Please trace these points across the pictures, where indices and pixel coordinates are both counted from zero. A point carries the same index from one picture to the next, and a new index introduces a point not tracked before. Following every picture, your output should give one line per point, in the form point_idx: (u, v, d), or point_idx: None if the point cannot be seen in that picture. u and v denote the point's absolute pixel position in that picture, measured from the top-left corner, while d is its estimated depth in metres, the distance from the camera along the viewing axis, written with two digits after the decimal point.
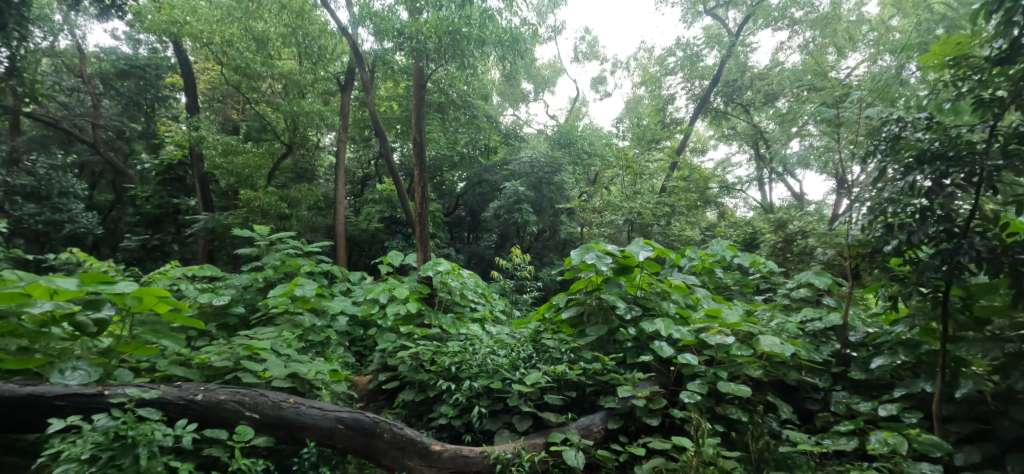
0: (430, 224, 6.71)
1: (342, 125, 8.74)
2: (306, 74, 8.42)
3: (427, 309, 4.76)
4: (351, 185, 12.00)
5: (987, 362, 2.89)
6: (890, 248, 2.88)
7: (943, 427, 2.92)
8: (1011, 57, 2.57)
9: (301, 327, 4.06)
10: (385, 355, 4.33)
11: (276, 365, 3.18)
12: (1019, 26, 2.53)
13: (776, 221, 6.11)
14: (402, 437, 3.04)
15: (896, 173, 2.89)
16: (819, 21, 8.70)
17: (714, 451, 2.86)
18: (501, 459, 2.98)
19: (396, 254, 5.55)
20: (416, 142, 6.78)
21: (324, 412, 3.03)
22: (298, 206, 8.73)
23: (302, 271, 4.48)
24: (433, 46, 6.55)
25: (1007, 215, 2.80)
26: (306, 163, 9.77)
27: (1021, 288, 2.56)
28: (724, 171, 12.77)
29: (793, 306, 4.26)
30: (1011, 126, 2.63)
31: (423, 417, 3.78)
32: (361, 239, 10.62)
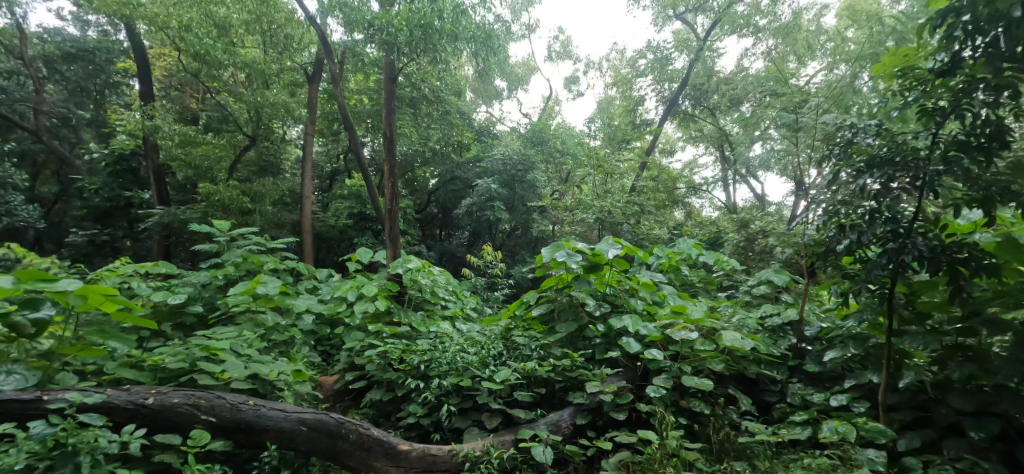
0: (399, 223, 6.65)
1: (308, 118, 8.56)
2: (272, 63, 8.27)
3: (397, 308, 4.74)
4: (319, 180, 11.79)
5: (926, 353, 3.03)
6: (842, 248, 3.00)
7: (888, 415, 3.06)
8: (952, 70, 2.68)
9: (263, 326, 3.97)
10: (352, 354, 4.28)
11: (235, 366, 3.10)
12: (961, 39, 2.64)
13: (738, 221, 6.29)
14: (368, 438, 3.02)
15: (849, 176, 3.01)
16: (781, 30, 8.98)
17: (677, 443, 2.93)
18: (469, 457, 2.99)
19: (364, 252, 5.50)
20: (387, 138, 6.66)
21: (286, 415, 2.97)
22: (263, 202, 8.56)
23: (265, 268, 4.40)
24: (404, 39, 6.46)
25: (946, 217, 2.94)
26: (271, 157, 9.55)
27: (957, 286, 2.69)
28: (691, 172, 13.02)
29: (753, 303, 4.40)
30: (952, 134, 2.74)
31: (390, 417, 3.75)
32: (328, 236, 10.47)
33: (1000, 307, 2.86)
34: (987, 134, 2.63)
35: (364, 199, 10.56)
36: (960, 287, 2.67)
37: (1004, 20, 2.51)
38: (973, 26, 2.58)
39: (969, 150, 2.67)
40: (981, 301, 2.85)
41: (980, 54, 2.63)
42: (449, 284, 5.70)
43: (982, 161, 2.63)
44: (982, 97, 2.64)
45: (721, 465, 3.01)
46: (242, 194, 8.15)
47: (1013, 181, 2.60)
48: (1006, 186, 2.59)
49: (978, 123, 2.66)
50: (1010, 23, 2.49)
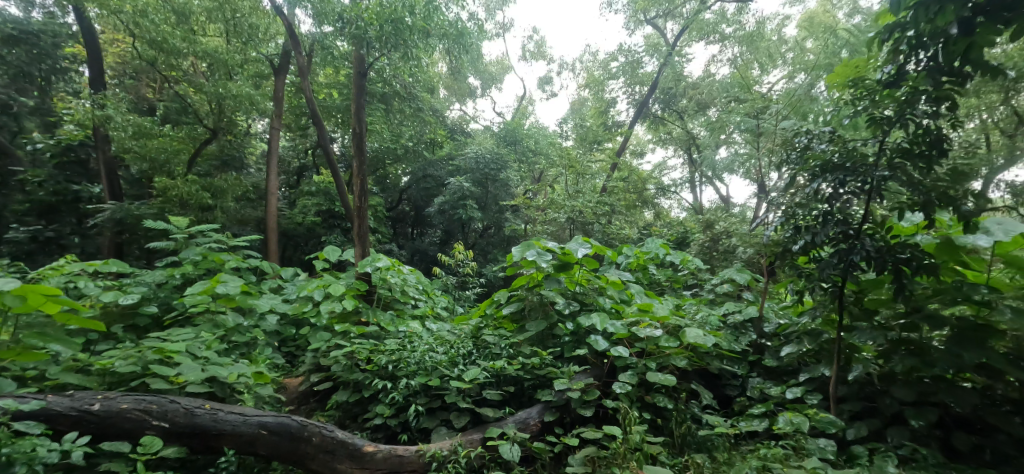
0: (368, 220, 6.55)
1: (274, 111, 8.37)
2: (235, 54, 8.07)
3: (365, 307, 4.66)
4: (286, 176, 11.52)
5: (875, 348, 3.15)
6: (797, 248, 3.09)
7: (838, 406, 3.18)
8: (897, 81, 2.78)
9: (223, 327, 3.85)
10: (317, 354, 4.19)
11: (190, 369, 2.99)
12: (906, 53, 2.74)
13: (704, 222, 6.40)
14: (331, 440, 2.93)
15: (805, 179, 3.10)
16: (745, 38, 9.19)
17: (641, 437, 2.97)
18: (436, 457, 2.94)
19: (333, 250, 5.38)
20: (356, 134, 6.55)
21: (245, 418, 2.88)
22: (225, 197, 8.32)
23: (225, 267, 4.28)
24: (374, 34, 6.37)
25: (893, 220, 3.06)
26: (233, 151, 9.30)
27: (901, 284, 2.80)
28: (660, 173, 13.20)
29: (717, 300, 4.49)
30: (897, 142, 2.85)
31: (357, 418, 3.67)
32: (295, 233, 10.23)
33: (940, 303, 3.01)
34: (927, 142, 2.73)
35: (333, 196, 10.38)
36: (903, 285, 2.79)
37: (943, 36, 2.62)
38: (917, 40, 2.68)
39: (913, 158, 2.77)
40: (923, 298, 2.98)
41: (923, 67, 2.73)
42: (420, 283, 5.64)
43: (923, 168, 2.74)
44: (925, 108, 2.72)
45: (683, 458, 3.07)
46: (201, 190, 7.93)
47: (951, 186, 2.67)
48: (944, 192, 2.66)
49: (921, 132, 2.77)
50: (948, 40, 2.60)
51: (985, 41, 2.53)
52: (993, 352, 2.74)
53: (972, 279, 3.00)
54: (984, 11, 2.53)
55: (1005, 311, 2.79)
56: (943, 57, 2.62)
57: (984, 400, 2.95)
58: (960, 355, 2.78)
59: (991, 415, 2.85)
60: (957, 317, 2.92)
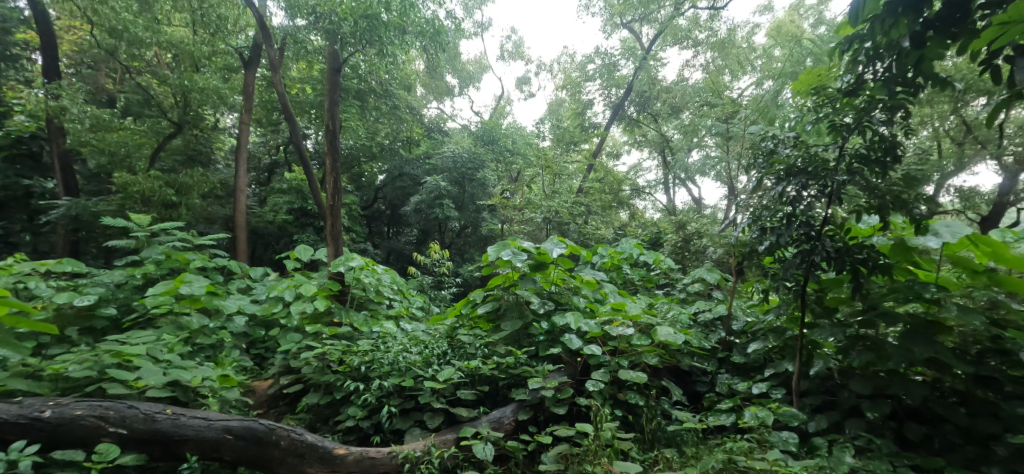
0: (341, 219, 6.46)
1: (245, 106, 8.14)
2: (202, 45, 8.00)
3: (337, 307, 4.58)
4: (255, 173, 11.29)
5: (835, 343, 3.23)
6: (763, 248, 3.14)
7: (801, 399, 3.26)
8: (857, 90, 2.88)
9: (187, 329, 3.76)
10: (286, 357, 4.12)
11: (151, 373, 2.91)
12: (864, 64, 2.82)
13: (677, 222, 6.49)
14: (300, 444, 2.87)
15: (771, 182, 3.14)
16: (717, 45, 9.38)
17: (611, 433, 2.99)
18: (409, 458, 2.92)
19: (304, 249, 5.27)
20: (329, 131, 6.45)
21: (209, 423, 2.79)
22: (191, 194, 8.09)
23: (190, 267, 4.23)
24: (348, 29, 6.26)
25: (850, 222, 3.11)
26: (200, 146, 9.03)
27: (859, 284, 2.88)
28: (635, 175, 13.34)
29: (687, 300, 4.56)
30: (855, 147, 2.92)
31: (328, 421, 3.60)
32: (265, 231, 10.03)
33: (894, 301, 3.07)
34: (882, 149, 2.84)
35: (306, 194, 10.18)
36: (860, 284, 2.86)
37: (897, 49, 2.68)
38: (874, 51, 2.76)
39: (869, 163, 2.87)
40: (878, 296, 3.04)
41: (880, 77, 2.80)
42: (395, 283, 5.58)
43: (879, 173, 2.83)
44: (880, 116, 2.82)
45: (652, 453, 3.10)
46: (165, 185, 7.73)
47: (904, 190, 2.75)
48: (898, 195, 2.75)
49: (877, 140, 2.87)
50: (901, 52, 2.65)
51: (936, 54, 2.56)
52: (941, 347, 2.82)
53: (923, 279, 3.07)
54: (933, 26, 2.57)
55: (952, 307, 2.86)
56: (897, 67, 2.69)
57: (933, 393, 3.04)
58: (911, 350, 2.85)
59: (939, 406, 2.95)
60: (909, 314, 2.99)
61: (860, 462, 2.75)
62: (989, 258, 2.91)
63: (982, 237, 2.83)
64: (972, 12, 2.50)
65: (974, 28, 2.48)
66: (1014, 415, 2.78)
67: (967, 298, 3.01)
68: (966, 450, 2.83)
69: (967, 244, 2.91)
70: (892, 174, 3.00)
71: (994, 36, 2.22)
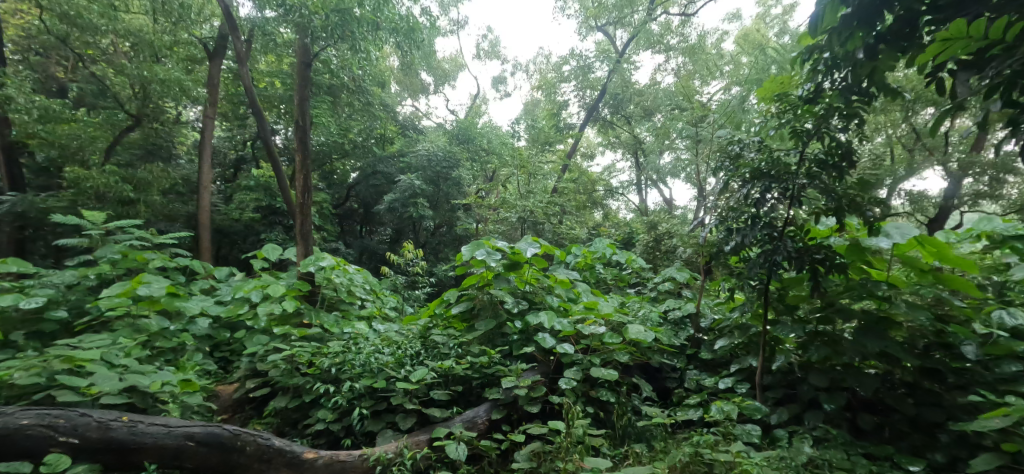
0: (311, 217, 6.51)
1: (208, 99, 8.22)
2: (163, 35, 8.06)
3: (306, 308, 4.70)
4: (221, 169, 11.26)
5: (795, 340, 3.49)
6: (729, 248, 3.45)
7: (763, 393, 3.52)
8: (815, 98, 3.11)
9: (145, 331, 3.90)
10: (253, 360, 4.21)
11: (105, 379, 3.05)
12: (823, 73, 2.99)
13: (648, 223, 6.80)
14: (267, 449, 3.05)
15: (738, 185, 3.44)
16: (688, 51, 9.80)
17: (583, 430, 3.20)
18: (381, 460, 3.09)
19: (272, 249, 5.37)
20: (297, 126, 6.50)
21: (170, 430, 2.95)
22: (150, 191, 8.13)
23: (149, 266, 4.40)
24: (319, 23, 6.42)
25: (811, 224, 3.39)
26: (161, 139, 8.89)
27: (816, 283, 3.17)
28: (608, 176, 13.69)
29: (658, 298, 4.87)
30: (815, 153, 3.21)
31: (296, 425, 3.77)
32: (232, 230, 10.04)
33: (849, 299, 3.34)
34: (840, 154, 3.12)
35: (273, 192, 10.20)
36: (817, 282, 3.16)
37: (854, 59, 2.77)
38: (832, 62, 2.91)
39: (827, 167, 3.15)
40: (834, 294, 3.30)
41: (837, 86, 3.01)
42: (370, 283, 5.74)
43: (836, 177, 3.12)
44: (838, 124, 3.10)
45: (622, 449, 3.36)
46: (121, 181, 7.68)
47: (859, 194, 3.06)
48: (853, 199, 3.06)
49: (835, 146, 3.15)
50: (856, 64, 2.76)
51: (887, 66, 2.70)
52: (891, 341, 3.08)
53: (876, 277, 3.31)
54: (885, 40, 2.66)
55: (900, 304, 3.12)
56: (854, 79, 2.81)
57: (884, 384, 3.30)
58: (864, 344, 3.11)
59: (889, 397, 3.19)
60: (863, 310, 3.24)
61: (817, 453, 2.93)
62: (935, 258, 3.12)
63: (929, 239, 3.03)
64: (921, 26, 2.58)
65: (923, 42, 2.59)
66: (954, 404, 3.03)
67: (914, 295, 3.25)
68: (911, 438, 3.07)
69: (915, 245, 3.12)
70: (849, 178, 3.30)
71: (936, 52, 2.30)
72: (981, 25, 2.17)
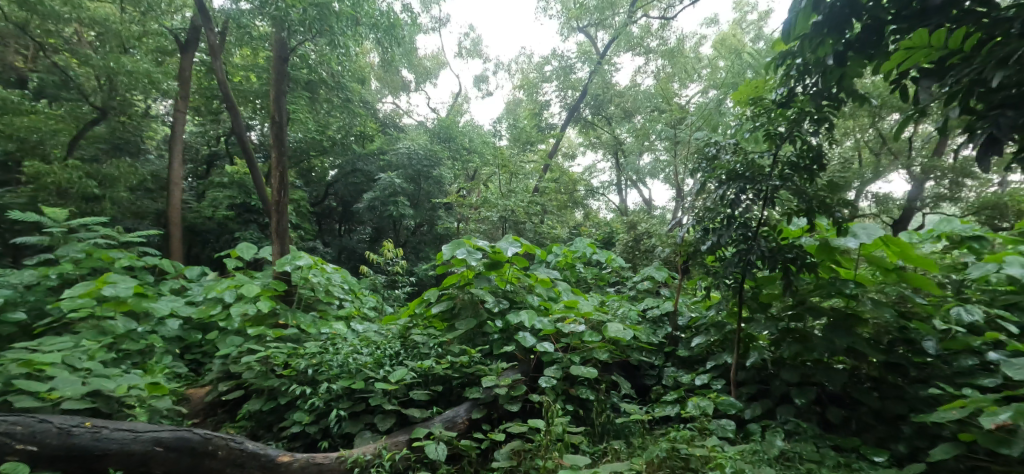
0: (287, 215, 6.44)
1: (179, 93, 8.09)
2: (131, 25, 7.83)
3: (282, 309, 4.65)
4: (193, 165, 11.06)
5: (769, 337, 3.58)
6: (706, 248, 3.53)
7: (738, 389, 3.61)
8: (788, 102, 3.20)
9: (111, 333, 3.81)
10: (226, 362, 4.15)
11: (66, 383, 3.01)
12: (796, 78, 3.10)
13: (628, 223, 6.89)
14: (240, 453, 3.02)
15: (714, 186, 3.52)
16: (667, 54, 9.96)
17: (563, 428, 3.25)
18: (359, 462, 3.09)
19: (247, 247, 5.27)
20: (274, 122, 6.45)
21: (136, 436, 2.90)
22: (117, 187, 8.09)
23: (115, 265, 4.35)
24: (297, 17, 6.31)
25: (784, 224, 3.47)
26: (127, 134, 8.81)
27: (788, 282, 3.26)
28: (589, 176, 13.81)
29: (637, 297, 4.96)
30: (788, 156, 3.30)
31: (272, 427, 3.75)
32: (204, 228, 9.88)
33: (820, 297, 3.43)
34: (811, 157, 3.21)
35: (248, 190, 10.07)
36: (789, 281, 3.25)
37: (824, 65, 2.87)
38: (804, 67, 3.00)
39: (799, 169, 3.24)
40: (806, 292, 3.40)
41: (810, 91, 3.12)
42: (349, 282, 5.73)
43: (807, 179, 3.21)
44: (810, 128, 3.19)
45: (602, 445, 3.41)
46: (85, 177, 7.56)
47: (828, 195, 3.15)
48: (823, 200, 3.15)
49: (806, 149, 3.23)
50: (827, 69, 2.86)
51: (855, 72, 2.81)
52: (859, 338, 3.18)
53: (844, 276, 3.41)
54: (854, 47, 2.73)
55: (866, 302, 3.23)
56: (823, 83, 2.95)
57: (852, 379, 3.41)
58: (833, 341, 3.21)
59: (857, 391, 3.30)
60: (832, 308, 3.34)
61: (788, 446, 3.02)
62: (898, 258, 3.22)
63: (892, 239, 3.13)
64: (886, 36, 2.66)
65: (889, 50, 2.67)
66: (916, 396, 3.14)
67: (879, 292, 3.35)
68: (877, 430, 3.18)
69: (880, 245, 3.22)
70: (820, 180, 3.40)
71: (900, 60, 2.42)
72: (941, 34, 2.28)
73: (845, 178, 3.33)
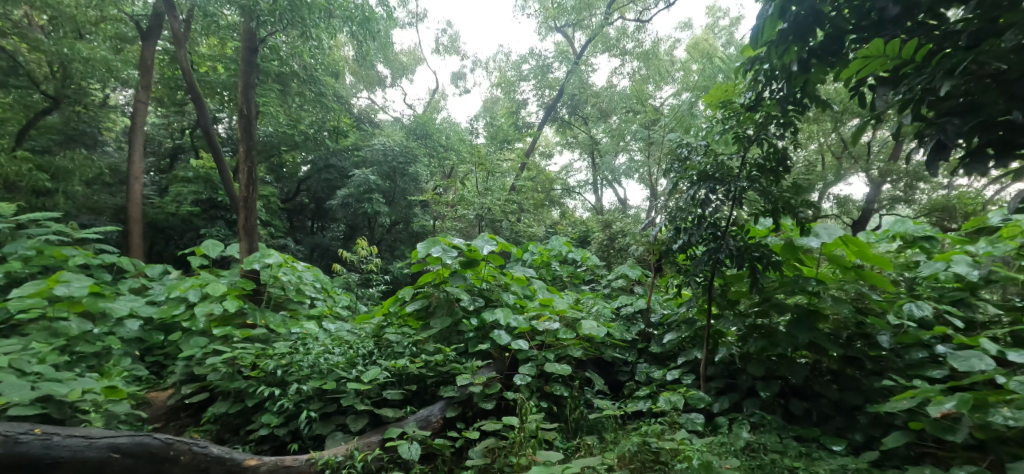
0: (256, 212, 6.34)
1: (141, 82, 7.87)
2: (88, 10, 7.57)
3: (250, 309, 4.60)
4: (156, 159, 10.78)
5: (737, 334, 3.68)
6: (677, 246, 3.63)
7: (708, 384, 3.71)
8: (756, 106, 3.30)
9: (64, 336, 3.71)
10: (189, 364, 4.09)
11: (14, 388, 2.92)
12: (763, 83, 3.19)
13: (603, 222, 6.98)
14: (205, 458, 3.00)
15: (686, 186, 3.61)
16: (642, 56, 10.11)
17: (536, 425, 3.30)
18: (330, 464, 3.09)
19: (212, 245, 5.18)
20: (242, 115, 6.33)
21: (91, 442, 2.80)
22: (71, 180, 7.96)
23: (68, 263, 4.25)
24: (266, 7, 6.16)
25: (752, 224, 3.58)
26: (83, 126, 8.54)
27: (755, 279, 3.36)
28: (566, 175, 13.92)
29: (612, 294, 5.05)
30: (755, 158, 3.40)
31: (238, 431, 3.71)
32: (168, 225, 9.65)
33: (784, 294, 3.56)
34: (776, 160, 3.32)
35: (214, 185, 9.91)
36: (756, 279, 3.36)
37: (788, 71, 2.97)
38: (770, 73, 3.10)
39: (766, 172, 3.35)
40: (771, 289, 3.52)
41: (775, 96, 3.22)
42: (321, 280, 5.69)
43: (773, 181, 3.32)
44: (776, 132, 3.30)
45: (575, 441, 3.47)
46: (37, 170, 7.39)
47: (793, 197, 3.27)
48: (787, 201, 3.27)
49: (773, 152, 3.35)
50: (791, 76, 2.96)
51: (818, 79, 2.92)
52: (821, 334, 3.30)
53: (806, 273, 3.53)
54: (816, 55, 2.85)
55: (828, 299, 3.35)
56: (788, 89, 3.04)
57: (814, 373, 3.54)
58: (796, 337, 3.33)
59: (818, 384, 3.44)
60: (796, 305, 3.47)
61: (754, 438, 3.12)
62: (857, 257, 3.34)
63: (851, 238, 3.25)
64: (847, 44, 2.77)
65: (849, 58, 2.79)
66: (871, 388, 3.28)
67: (839, 289, 3.49)
68: (836, 421, 3.32)
69: (840, 244, 3.34)
70: (786, 182, 3.52)
71: (858, 67, 2.53)
72: (896, 44, 2.38)
73: (810, 180, 3.46)
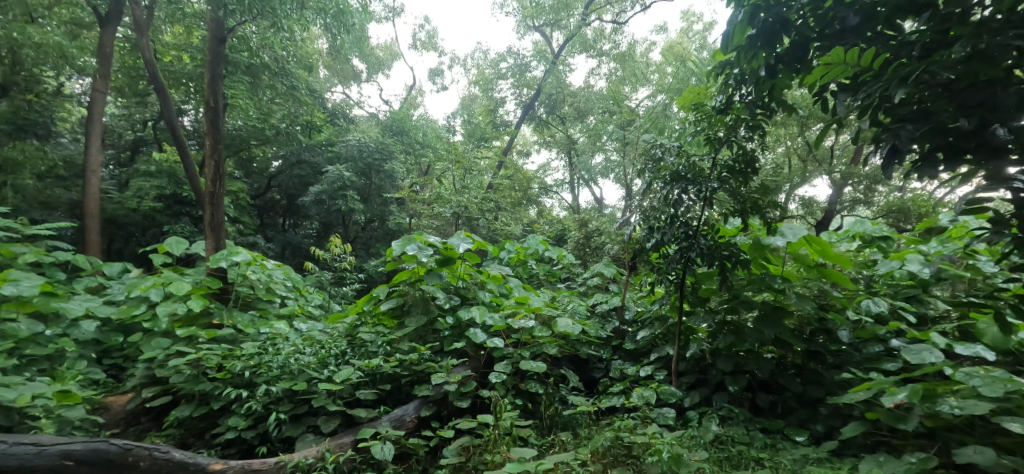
0: (223, 208, 6.21)
1: (99, 71, 7.67)
2: None
3: (217, 308, 4.53)
4: (117, 152, 10.52)
5: (707, 330, 3.78)
6: (650, 245, 3.71)
7: (679, 380, 3.81)
8: (726, 109, 3.41)
9: (14, 337, 3.58)
10: (150, 367, 4.01)
11: None
12: (733, 86, 3.28)
13: (578, 220, 7.05)
14: (167, 463, 2.95)
15: (659, 186, 3.69)
16: (619, 58, 10.24)
17: (511, 423, 3.34)
18: (300, 466, 3.08)
19: (176, 242, 5.07)
20: (210, 109, 6.20)
21: (40, 450, 2.76)
22: (21, 173, 7.80)
23: (17, 262, 4.14)
24: None
25: (723, 224, 3.68)
26: (33, 115, 8.07)
27: (723, 278, 3.46)
28: (543, 174, 14.01)
29: (587, 292, 5.14)
30: (725, 159, 3.50)
31: (203, 435, 3.66)
32: (129, 222, 9.41)
33: (752, 292, 3.67)
34: (745, 162, 3.43)
35: (178, 180, 9.72)
36: (726, 276, 3.46)
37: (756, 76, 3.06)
38: (740, 77, 3.19)
39: (735, 173, 3.44)
40: (739, 287, 3.62)
41: (745, 99, 3.33)
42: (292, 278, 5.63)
43: (742, 182, 3.42)
44: (745, 134, 3.39)
45: (550, 438, 3.52)
46: None
47: (760, 197, 3.38)
48: (755, 201, 3.38)
49: (742, 154, 3.45)
50: (759, 80, 3.05)
51: (784, 84, 3.02)
52: (786, 330, 3.41)
53: (772, 272, 3.64)
54: (783, 60, 2.96)
55: (792, 296, 3.47)
56: (756, 93, 3.13)
57: (780, 368, 3.67)
58: (762, 333, 3.44)
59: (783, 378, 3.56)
60: (763, 302, 3.58)
61: (722, 431, 3.23)
62: (820, 256, 3.47)
63: (815, 238, 3.37)
64: (811, 51, 2.89)
65: (812, 64, 2.90)
66: (832, 381, 3.41)
67: (803, 287, 3.61)
68: (799, 413, 3.44)
69: (804, 244, 3.46)
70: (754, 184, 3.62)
71: (821, 74, 2.62)
72: (855, 53, 2.48)
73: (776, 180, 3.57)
